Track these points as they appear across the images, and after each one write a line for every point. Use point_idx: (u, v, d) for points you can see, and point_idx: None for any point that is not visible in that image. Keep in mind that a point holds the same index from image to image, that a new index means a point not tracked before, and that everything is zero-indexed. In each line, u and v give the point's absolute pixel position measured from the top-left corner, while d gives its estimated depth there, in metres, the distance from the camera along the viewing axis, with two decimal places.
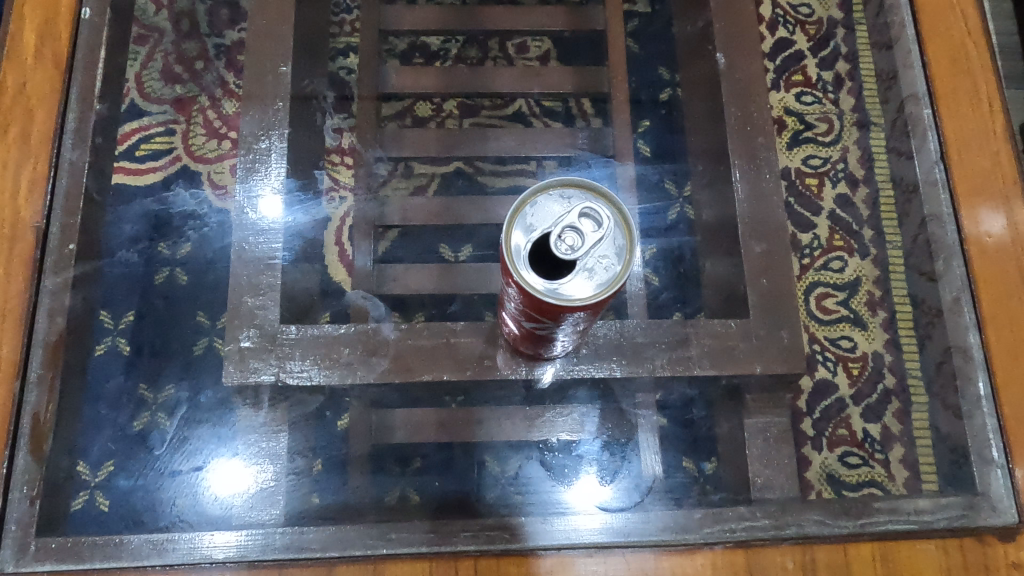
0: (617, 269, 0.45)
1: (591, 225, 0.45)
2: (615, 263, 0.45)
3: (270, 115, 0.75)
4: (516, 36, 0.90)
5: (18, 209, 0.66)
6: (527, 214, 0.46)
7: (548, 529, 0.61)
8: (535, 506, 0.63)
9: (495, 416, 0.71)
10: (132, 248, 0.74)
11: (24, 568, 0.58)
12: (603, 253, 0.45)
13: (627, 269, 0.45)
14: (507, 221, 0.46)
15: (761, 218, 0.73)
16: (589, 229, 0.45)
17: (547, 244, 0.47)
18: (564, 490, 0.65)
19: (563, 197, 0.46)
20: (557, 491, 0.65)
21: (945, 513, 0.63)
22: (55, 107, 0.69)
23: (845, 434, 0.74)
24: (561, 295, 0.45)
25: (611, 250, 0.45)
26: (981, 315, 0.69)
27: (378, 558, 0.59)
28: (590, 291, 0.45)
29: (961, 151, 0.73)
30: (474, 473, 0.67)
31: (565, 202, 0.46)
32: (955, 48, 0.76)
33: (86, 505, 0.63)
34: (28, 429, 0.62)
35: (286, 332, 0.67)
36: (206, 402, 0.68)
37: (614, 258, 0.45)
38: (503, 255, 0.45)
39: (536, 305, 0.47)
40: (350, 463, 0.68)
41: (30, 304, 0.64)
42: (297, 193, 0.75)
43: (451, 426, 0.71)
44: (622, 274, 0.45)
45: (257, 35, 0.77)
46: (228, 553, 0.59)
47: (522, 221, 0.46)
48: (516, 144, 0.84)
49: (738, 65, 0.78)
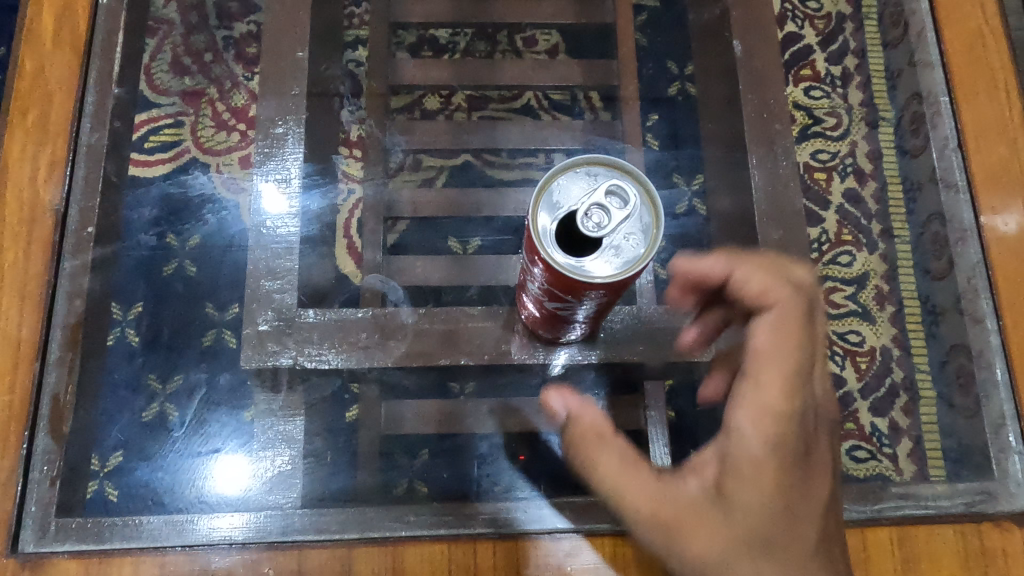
0: (643, 248, 0.45)
1: (618, 203, 0.45)
2: (641, 242, 0.45)
3: (287, 100, 0.75)
4: (527, 29, 0.90)
5: (37, 191, 0.66)
6: (553, 192, 0.46)
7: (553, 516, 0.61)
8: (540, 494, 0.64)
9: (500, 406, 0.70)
10: (151, 232, 0.74)
11: (44, 548, 0.58)
12: (630, 231, 0.45)
13: (653, 249, 0.45)
14: (534, 199, 0.46)
15: (779, 205, 0.74)
16: (616, 207, 0.44)
17: (573, 222, 0.47)
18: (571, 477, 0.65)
19: (590, 175, 0.46)
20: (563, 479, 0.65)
21: (960, 499, 0.64)
22: (75, 89, 0.69)
23: (855, 428, 0.75)
24: (585, 273, 0.45)
25: (637, 228, 0.45)
26: (1000, 302, 0.68)
27: (398, 540, 0.59)
28: (616, 269, 0.45)
29: (980, 140, 0.72)
30: (480, 462, 0.67)
31: (592, 179, 0.46)
32: (973, 36, 0.76)
33: (96, 494, 0.63)
34: (48, 410, 0.62)
35: (304, 316, 0.69)
36: (225, 384, 0.69)
37: (640, 236, 0.45)
38: (530, 233, 0.45)
39: (561, 282, 0.47)
40: (360, 460, 0.67)
41: (50, 285, 0.64)
42: (314, 176, 0.76)
43: (455, 418, 0.69)
44: (648, 253, 0.44)
45: (276, 20, 0.77)
46: (246, 533, 0.60)
47: (548, 199, 0.46)
48: (526, 134, 0.84)
49: (756, 53, 0.79)
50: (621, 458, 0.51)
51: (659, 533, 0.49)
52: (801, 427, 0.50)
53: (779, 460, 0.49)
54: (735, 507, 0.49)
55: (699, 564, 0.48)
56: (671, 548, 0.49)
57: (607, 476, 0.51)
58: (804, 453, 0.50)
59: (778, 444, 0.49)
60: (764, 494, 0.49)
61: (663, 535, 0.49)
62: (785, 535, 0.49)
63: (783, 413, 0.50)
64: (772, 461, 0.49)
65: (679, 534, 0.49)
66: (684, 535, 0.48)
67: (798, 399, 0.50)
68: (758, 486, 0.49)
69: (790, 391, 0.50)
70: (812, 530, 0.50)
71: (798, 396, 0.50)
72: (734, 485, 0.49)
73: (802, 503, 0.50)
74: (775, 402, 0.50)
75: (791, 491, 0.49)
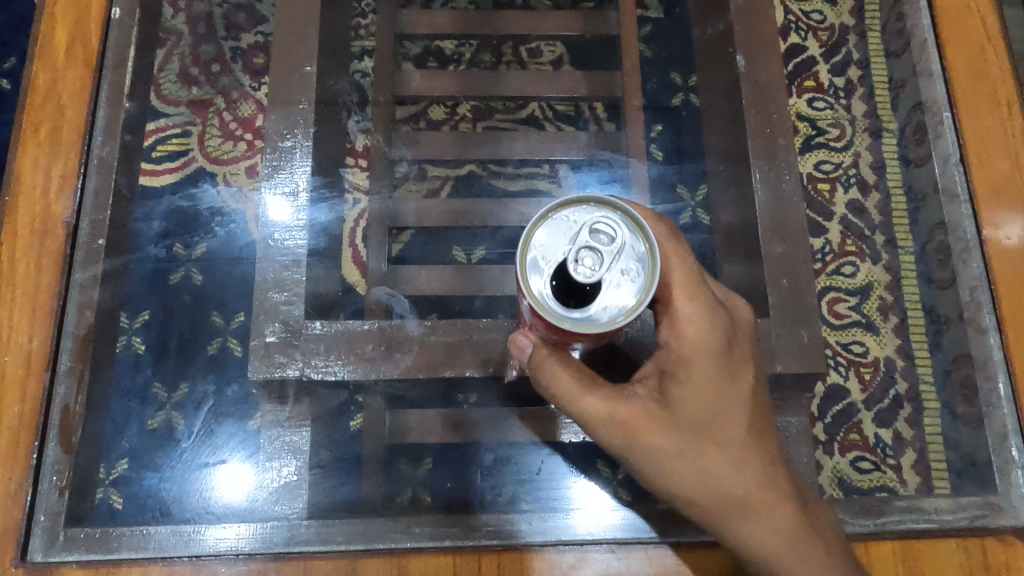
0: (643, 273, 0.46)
1: (605, 241, 0.45)
2: (639, 270, 0.46)
3: (295, 114, 0.76)
4: (531, 41, 0.90)
5: (49, 204, 0.67)
6: (533, 246, 0.46)
7: (558, 526, 0.62)
8: (540, 505, 0.65)
9: (494, 418, 0.71)
10: (161, 243, 0.75)
11: (52, 557, 0.59)
12: (625, 265, 0.46)
13: (653, 271, 0.45)
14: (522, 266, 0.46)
15: (782, 220, 0.74)
16: (604, 244, 0.45)
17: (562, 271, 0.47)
18: (573, 487, 0.66)
19: (567, 218, 0.47)
20: (564, 488, 0.66)
21: (964, 513, 0.64)
22: (86, 104, 0.70)
23: (857, 439, 0.76)
24: (603, 316, 0.45)
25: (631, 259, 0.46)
26: (1002, 317, 0.68)
27: (403, 551, 0.60)
28: (628, 302, 0.45)
29: (982, 155, 0.73)
30: (482, 473, 0.68)
31: (568, 222, 0.46)
32: (975, 51, 0.76)
33: (101, 501, 0.64)
34: (58, 420, 0.63)
35: (311, 328, 0.69)
36: (232, 396, 0.70)
37: (637, 265, 0.46)
38: (530, 296, 0.45)
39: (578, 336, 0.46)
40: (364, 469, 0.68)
41: (61, 297, 0.65)
42: (322, 190, 0.78)
43: (463, 427, 0.71)
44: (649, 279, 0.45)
45: (284, 34, 0.78)
46: (252, 544, 0.60)
47: (530, 253, 0.46)
48: (531, 147, 0.84)
49: (759, 67, 0.79)
50: (579, 374, 0.53)
51: (620, 438, 0.53)
52: (717, 327, 0.54)
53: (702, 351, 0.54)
54: (674, 403, 0.53)
55: (657, 458, 0.53)
56: (630, 448, 0.53)
57: (570, 394, 0.53)
58: (726, 347, 0.55)
59: (703, 344, 0.54)
60: (687, 386, 0.53)
61: (622, 434, 0.53)
62: (713, 435, 0.54)
63: (699, 311, 0.54)
64: (698, 360, 0.54)
65: (637, 434, 0.53)
66: (644, 437, 0.53)
67: (701, 300, 0.54)
68: (693, 384, 0.53)
69: (690, 292, 0.54)
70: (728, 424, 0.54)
71: (700, 298, 0.54)
72: (680, 391, 0.53)
73: (733, 399, 0.54)
74: (685, 308, 0.54)
75: (711, 378, 0.54)
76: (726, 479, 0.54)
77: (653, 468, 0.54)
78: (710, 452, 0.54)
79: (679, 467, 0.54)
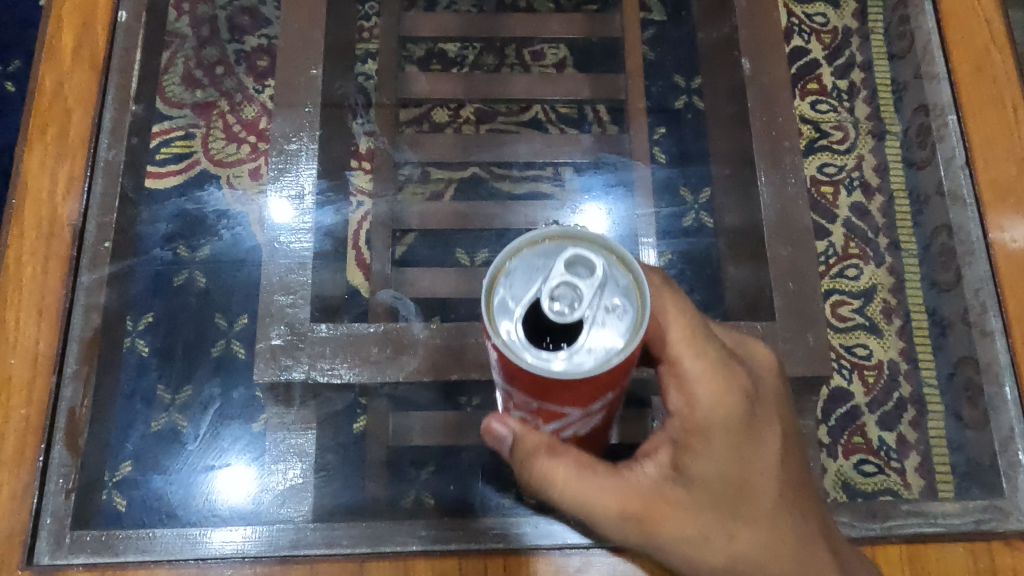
0: (628, 309, 0.42)
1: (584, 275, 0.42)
2: (623, 305, 0.42)
3: (301, 117, 0.76)
4: (534, 44, 0.91)
5: (55, 207, 0.67)
6: (505, 289, 0.43)
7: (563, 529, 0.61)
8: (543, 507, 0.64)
9: None
10: (166, 247, 0.75)
11: (59, 560, 0.58)
12: (609, 301, 0.42)
13: (641, 307, 0.42)
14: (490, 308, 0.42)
15: (787, 223, 0.74)
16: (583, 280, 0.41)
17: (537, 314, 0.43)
18: None
19: (538, 254, 0.43)
20: None
21: (972, 516, 0.64)
22: (93, 107, 0.70)
23: (861, 442, 0.76)
24: (588, 359, 0.42)
25: (615, 294, 0.43)
26: (1009, 320, 0.68)
27: (409, 554, 0.60)
28: (615, 340, 0.42)
29: (987, 158, 0.73)
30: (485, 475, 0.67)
31: (541, 259, 0.43)
32: (980, 54, 0.76)
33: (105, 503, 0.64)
34: (64, 423, 0.63)
35: (317, 330, 0.69)
36: (239, 398, 0.70)
37: (621, 301, 0.42)
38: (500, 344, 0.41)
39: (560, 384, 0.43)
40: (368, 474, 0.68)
41: (67, 300, 0.65)
42: (328, 193, 0.78)
43: (462, 429, 0.71)
44: (636, 316, 0.42)
45: (290, 37, 0.78)
46: (258, 546, 0.60)
47: (503, 298, 0.43)
48: (535, 150, 0.84)
49: (764, 70, 0.79)
50: (577, 463, 0.51)
51: (636, 529, 0.52)
52: (732, 389, 0.53)
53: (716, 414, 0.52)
54: (690, 479, 0.52)
55: (679, 544, 0.52)
56: (648, 537, 0.52)
57: (571, 490, 0.51)
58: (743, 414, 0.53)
59: (720, 412, 0.52)
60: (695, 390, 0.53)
61: (637, 525, 0.52)
62: (735, 498, 0.53)
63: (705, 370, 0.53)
64: (716, 430, 0.52)
65: (652, 524, 0.52)
66: (660, 524, 0.52)
67: (710, 358, 0.53)
68: (710, 457, 0.52)
69: (696, 349, 0.53)
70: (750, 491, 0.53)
71: (710, 356, 0.53)
72: (694, 466, 0.52)
73: (752, 464, 0.53)
74: (694, 367, 0.52)
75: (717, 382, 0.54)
76: (751, 551, 0.53)
77: (674, 552, 0.53)
78: (736, 527, 0.53)
79: (704, 552, 0.53)
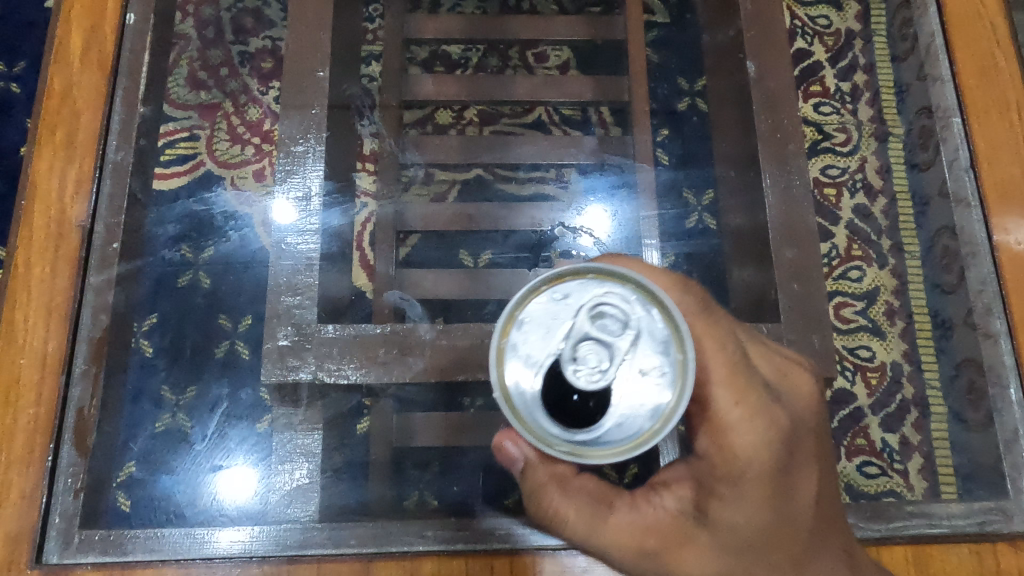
0: (659, 362, 0.45)
1: (612, 331, 0.45)
2: (653, 359, 0.45)
3: (308, 119, 0.76)
4: (538, 46, 0.91)
5: (64, 208, 0.68)
6: (526, 340, 0.45)
7: None
8: None
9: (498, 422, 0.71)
10: (174, 248, 0.75)
11: (68, 560, 0.59)
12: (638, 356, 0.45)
13: (675, 360, 0.45)
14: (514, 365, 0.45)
15: (793, 225, 0.74)
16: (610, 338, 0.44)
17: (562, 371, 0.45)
18: None
19: (560, 303, 0.46)
20: None
21: (976, 518, 0.64)
22: (102, 108, 0.71)
23: (864, 444, 0.76)
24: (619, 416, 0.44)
25: (645, 348, 0.45)
26: (1013, 322, 0.69)
27: (416, 555, 0.60)
28: (644, 397, 0.44)
29: (992, 161, 0.73)
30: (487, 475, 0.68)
31: (562, 309, 0.46)
32: (985, 57, 0.76)
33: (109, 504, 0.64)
34: (73, 423, 0.63)
35: (324, 330, 0.69)
36: (247, 399, 0.71)
37: (650, 354, 0.45)
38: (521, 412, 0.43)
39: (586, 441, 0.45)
40: (371, 473, 0.69)
41: (76, 300, 0.66)
42: (335, 195, 0.78)
43: (462, 430, 0.72)
44: (673, 371, 0.44)
45: (296, 39, 0.79)
46: (266, 546, 0.60)
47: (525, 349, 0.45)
48: (541, 151, 0.85)
49: (769, 73, 0.79)
50: (590, 500, 0.51)
51: (650, 570, 0.51)
52: (771, 437, 0.51)
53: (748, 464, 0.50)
54: (715, 523, 0.51)
55: None
56: None
57: (578, 525, 0.51)
58: (781, 464, 0.51)
59: (756, 459, 0.50)
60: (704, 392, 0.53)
61: (652, 566, 0.51)
62: (761, 544, 0.52)
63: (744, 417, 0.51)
64: (748, 477, 0.50)
65: (668, 565, 0.51)
66: (676, 565, 0.51)
67: (751, 400, 0.51)
68: (739, 504, 0.51)
69: (737, 392, 0.51)
70: (777, 535, 0.52)
71: (750, 400, 0.51)
72: (722, 510, 0.51)
73: (781, 510, 0.52)
74: (732, 412, 0.50)
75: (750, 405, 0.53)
76: None
77: None
78: (759, 570, 0.52)
79: None
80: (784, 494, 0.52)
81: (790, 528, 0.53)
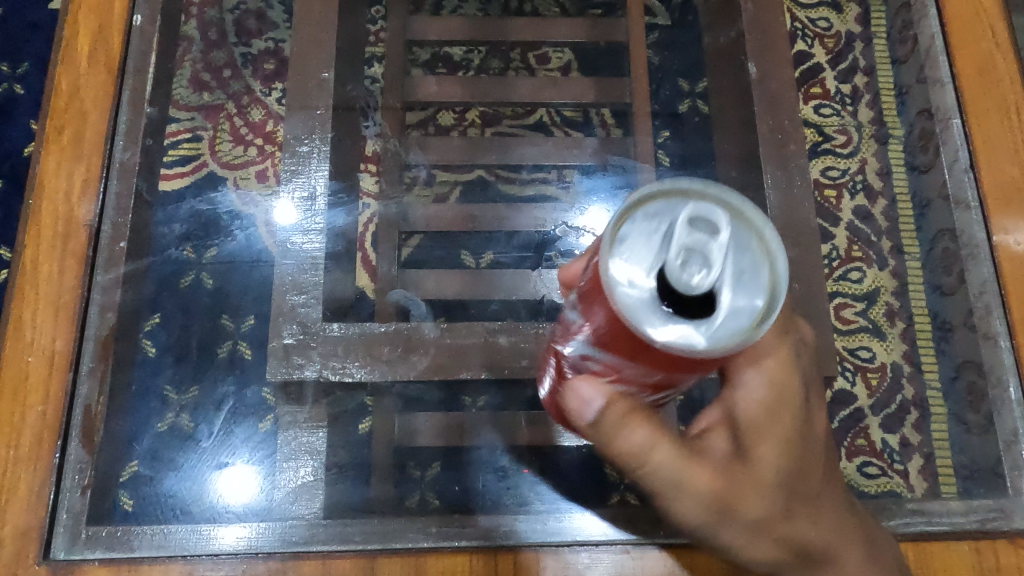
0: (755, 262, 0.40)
1: (707, 234, 0.40)
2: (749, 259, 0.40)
3: (313, 119, 0.77)
4: (539, 47, 0.91)
5: (72, 207, 0.68)
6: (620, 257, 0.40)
7: (569, 527, 0.62)
8: (546, 505, 0.65)
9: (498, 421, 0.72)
10: (181, 247, 0.76)
11: (75, 555, 0.59)
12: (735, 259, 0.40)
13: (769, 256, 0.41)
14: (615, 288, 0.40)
15: (794, 225, 0.75)
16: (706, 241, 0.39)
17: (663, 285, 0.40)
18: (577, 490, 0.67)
19: (650, 217, 0.41)
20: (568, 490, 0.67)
21: (977, 516, 0.64)
22: (109, 108, 0.71)
23: (864, 445, 0.75)
24: (732, 317, 0.39)
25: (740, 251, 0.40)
26: (1012, 322, 0.69)
27: (421, 551, 0.60)
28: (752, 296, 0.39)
29: (991, 162, 0.73)
30: (489, 474, 0.68)
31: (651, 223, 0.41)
32: (984, 59, 0.76)
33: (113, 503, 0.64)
34: (80, 420, 0.64)
35: (330, 329, 0.70)
36: (251, 397, 0.71)
37: (746, 254, 0.40)
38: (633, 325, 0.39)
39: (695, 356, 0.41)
40: (373, 474, 0.69)
41: (83, 298, 0.66)
42: (340, 194, 0.79)
43: (463, 430, 0.72)
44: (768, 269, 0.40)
45: (301, 41, 0.79)
46: (272, 542, 0.61)
47: (620, 279, 0.40)
48: (543, 153, 0.85)
49: (770, 75, 0.80)
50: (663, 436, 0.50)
51: (711, 509, 0.52)
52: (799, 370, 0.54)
53: (770, 418, 0.53)
54: (754, 459, 0.52)
55: (751, 523, 0.52)
56: (723, 518, 0.52)
57: (664, 467, 0.50)
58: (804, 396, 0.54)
59: (784, 390, 0.53)
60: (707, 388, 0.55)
61: (715, 505, 0.51)
62: (800, 476, 0.53)
63: (773, 372, 0.53)
64: (783, 406, 0.53)
65: (726, 502, 0.51)
66: (733, 501, 0.52)
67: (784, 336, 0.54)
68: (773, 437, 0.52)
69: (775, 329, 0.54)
70: (809, 470, 0.54)
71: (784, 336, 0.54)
72: (759, 445, 0.52)
73: (809, 443, 0.54)
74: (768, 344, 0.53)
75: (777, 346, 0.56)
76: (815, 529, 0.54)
77: (747, 535, 0.53)
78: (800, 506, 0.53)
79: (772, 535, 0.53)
80: (807, 434, 0.54)
81: (816, 468, 0.54)
